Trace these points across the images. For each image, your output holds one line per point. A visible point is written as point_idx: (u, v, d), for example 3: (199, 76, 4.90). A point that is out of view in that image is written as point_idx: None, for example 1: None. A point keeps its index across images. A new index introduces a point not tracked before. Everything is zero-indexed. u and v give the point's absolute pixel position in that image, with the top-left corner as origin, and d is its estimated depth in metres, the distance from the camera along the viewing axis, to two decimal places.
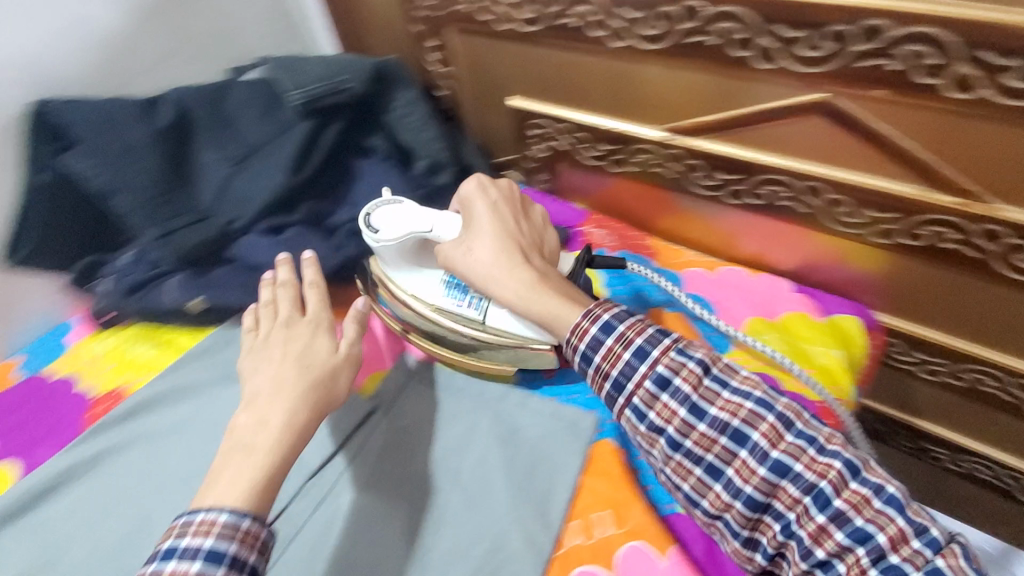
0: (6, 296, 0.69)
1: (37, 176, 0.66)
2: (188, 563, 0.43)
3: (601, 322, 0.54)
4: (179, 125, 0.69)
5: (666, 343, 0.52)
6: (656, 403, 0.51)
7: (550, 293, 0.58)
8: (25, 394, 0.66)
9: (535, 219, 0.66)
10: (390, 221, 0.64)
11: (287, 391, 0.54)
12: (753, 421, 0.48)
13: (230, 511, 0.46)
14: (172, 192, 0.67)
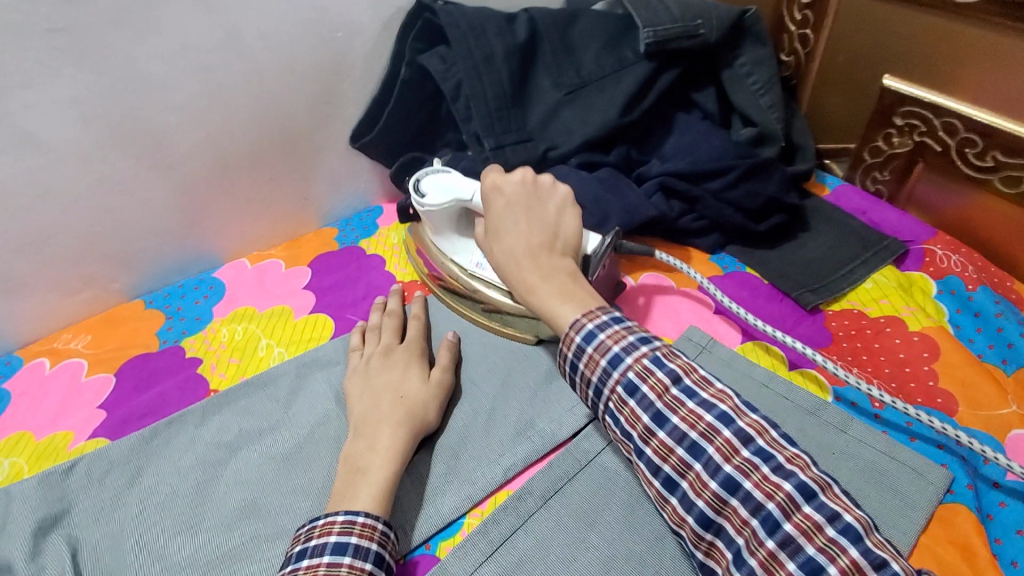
0: (342, 171, 0.77)
1: (401, 70, 0.71)
2: (318, 560, 0.39)
3: (584, 331, 0.44)
4: (530, 44, 0.69)
5: (642, 348, 0.42)
6: (624, 409, 0.42)
7: (549, 302, 0.47)
8: (343, 260, 0.73)
9: (556, 205, 0.54)
10: (436, 185, 0.62)
11: (387, 419, 0.50)
12: (709, 434, 0.39)
13: (345, 510, 0.42)
14: (509, 109, 0.69)
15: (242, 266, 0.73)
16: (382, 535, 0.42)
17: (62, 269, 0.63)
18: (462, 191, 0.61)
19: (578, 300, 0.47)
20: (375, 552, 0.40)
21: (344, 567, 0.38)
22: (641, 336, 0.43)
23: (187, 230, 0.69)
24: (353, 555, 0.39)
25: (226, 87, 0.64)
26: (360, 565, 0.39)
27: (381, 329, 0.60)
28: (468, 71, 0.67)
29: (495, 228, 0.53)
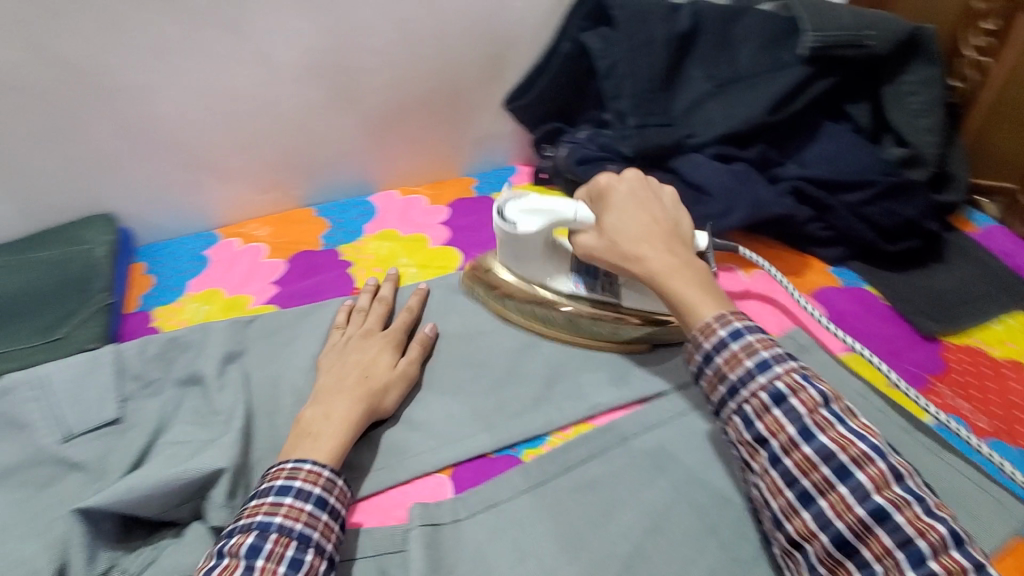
0: (491, 128, 0.86)
1: (563, 44, 0.77)
2: (262, 500, 0.44)
3: (731, 328, 0.46)
4: (690, 35, 0.73)
5: (790, 363, 0.45)
6: (766, 414, 0.43)
7: (686, 292, 0.50)
8: (477, 206, 0.82)
9: (671, 203, 0.57)
10: (525, 211, 0.58)
11: (344, 392, 0.53)
12: (862, 461, 0.40)
13: (293, 458, 0.47)
14: (659, 93, 0.73)
15: (392, 195, 0.84)
16: (326, 481, 0.46)
17: (260, 170, 0.77)
18: (555, 210, 0.57)
19: (714, 294, 0.50)
20: (316, 495, 0.45)
21: (284, 507, 0.43)
22: (785, 351, 0.46)
23: (354, 158, 0.81)
24: (294, 496, 0.44)
25: (415, 39, 0.74)
26: (299, 506, 0.44)
27: (365, 314, 0.63)
28: (627, 52, 0.73)
29: (618, 218, 0.55)
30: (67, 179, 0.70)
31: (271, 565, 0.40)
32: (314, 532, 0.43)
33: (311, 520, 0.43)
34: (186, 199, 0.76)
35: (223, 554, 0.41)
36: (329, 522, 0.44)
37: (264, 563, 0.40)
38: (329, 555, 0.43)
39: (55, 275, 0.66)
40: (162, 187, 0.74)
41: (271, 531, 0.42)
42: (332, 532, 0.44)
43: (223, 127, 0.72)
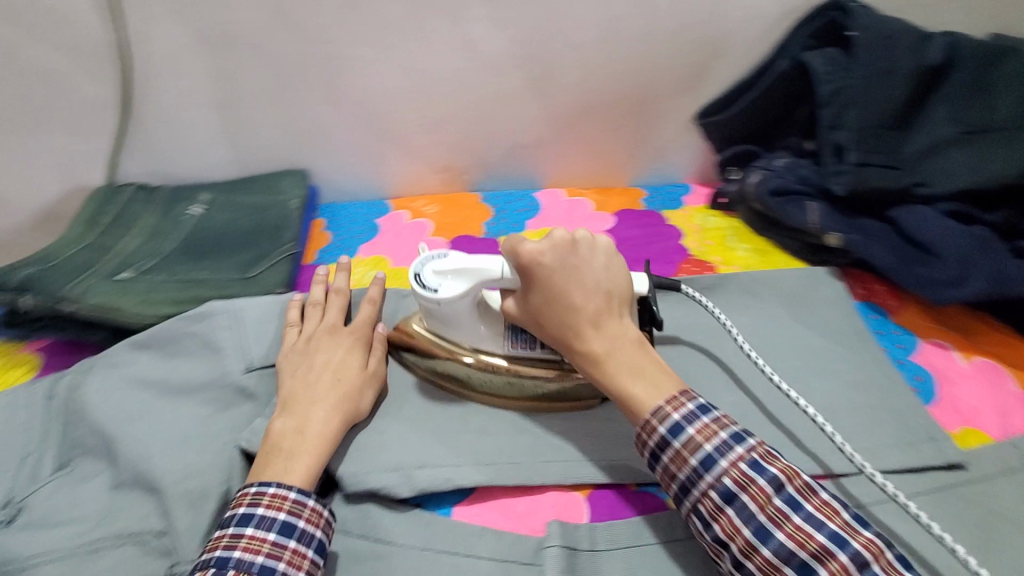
0: (673, 140, 0.80)
1: (781, 62, 0.71)
2: (223, 530, 0.42)
3: (670, 422, 0.43)
4: (942, 70, 0.63)
5: (738, 450, 0.41)
6: (719, 516, 0.40)
7: (628, 386, 0.46)
8: (642, 219, 0.77)
9: (602, 264, 0.49)
10: (449, 269, 0.53)
11: (318, 394, 0.51)
12: (822, 556, 0.37)
13: (258, 480, 0.45)
14: (891, 130, 0.64)
15: (558, 194, 0.82)
16: (294, 503, 0.44)
17: (440, 150, 0.79)
18: (481, 268, 0.51)
19: (654, 383, 0.45)
20: (282, 521, 0.42)
21: (245, 539, 0.41)
22: (733, 433, 0.42)
23: (530, 151, 0.80)
24: (256, 527, 0.42)
25: (618, 40, 0.71)
26: (262, 536, 0.41)
27: (327, 309, 0.60)
28: (859, 81, 0.64)
29: (545, 302, 0.48)
30: (276, 133, 0.76)
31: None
32: (280, 564, 0.41)
33: (274, 550, 0.41)
34: (368, 167, 0.81)
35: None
36: (298, 549, 0.42)
37: None
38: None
39: (255, 218, 0.72)
40: (351, 153, 0.79)
41: (230, 565, 0.40)
42: (306, 559, 0.42)
43: (416, 105, 0.75)
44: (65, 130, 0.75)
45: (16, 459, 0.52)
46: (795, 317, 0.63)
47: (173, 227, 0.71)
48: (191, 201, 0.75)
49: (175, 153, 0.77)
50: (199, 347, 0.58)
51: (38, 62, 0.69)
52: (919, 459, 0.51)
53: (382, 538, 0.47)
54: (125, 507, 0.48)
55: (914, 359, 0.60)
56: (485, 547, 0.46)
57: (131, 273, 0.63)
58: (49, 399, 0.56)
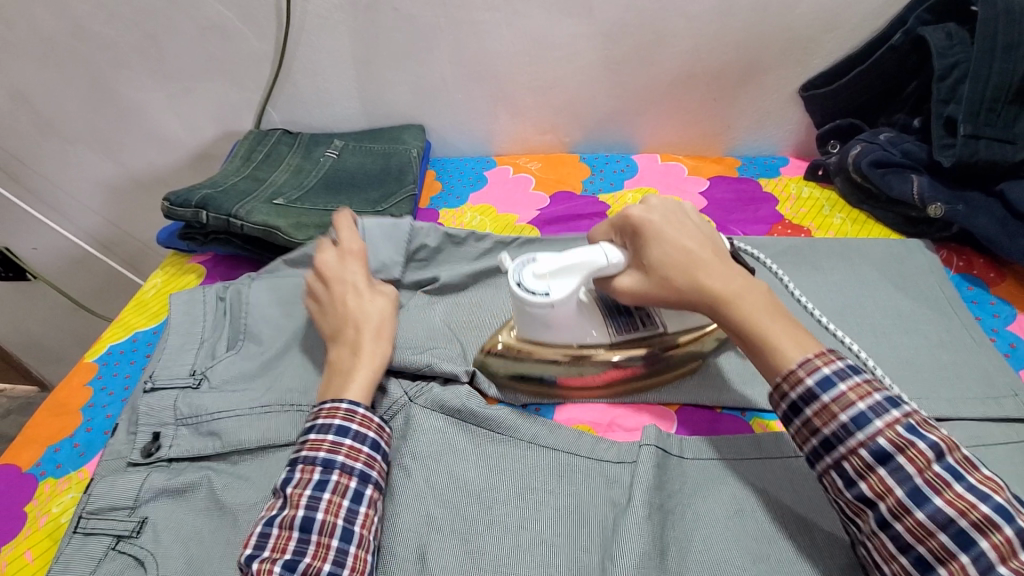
0: (771, 112, 0.83)
1: (895, 35, 0.72)
2: (297, 440, 0.50)
3: (818, 376, 0.43)
4: None
5: (894, 414, 0.40)
6: (868, 474, 0.40)
7: (765, 326, 0.47)
8: (738, 185, 0.81)
9: (702, 225, 0.55)
10: (550, 276, 0.54)
11: (349, 321, 0.58)
12: (982, 526, 0.36)
13: (319, 401, 0.53)
14: (1007, 104, 0.64)
15: (655, 157, 0.86)
16: (346, 412, 0.51)
17: (546, 112, 0.86)
18: (586, 262, 0.53)
19: (791, 329, 0.46)
20: (336, 426, 0.50)
21: (308, 442, 0.49)
22: (888, 396, 0.41)
23: (629, 118, 0.85)
24: (316, 432, 0.49)
25: (729, 10, 0.74)
26: (322, 438, 0.49)
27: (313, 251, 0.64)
28: (979, 55, 0.65)
29: (667, 252, 0.51)
30: (403, 89, 0.85)
31: (299, 490, 0.46)
32: (338, 458, 0.48)
33: (333, 446, 0.49)
34: (480, 125, 0.88)
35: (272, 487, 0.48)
36: (354, 445, 0.49)
37: (294, 488, 0.46)
38: (357, 474, 0.48)
39: (382, 162, 0.82)
40: (465, 111, 0.87)
41: (300, 462, 0.48)
42: (361, 454, 0.49)
43: (531, 68, 0.81)
44: (228, 80, 0.87)
45: (198, 341, 0.63)
46: (890, 281, 0.65)
47: (314, 166, 0.81)
48: (326, 147, 0.85)
49: (315, 104, 0.88)
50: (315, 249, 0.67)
51: (215, 20, 0.81)
52: (1007, 414, 0.53)
53: (497, 429, 0.54)
54: (285, 382, 0.58)
55: (1009, 328, 0.61)
56: (587, 448, 0.53)
57: (284, 201, 0.73)
58: (220, 298, 0.67)
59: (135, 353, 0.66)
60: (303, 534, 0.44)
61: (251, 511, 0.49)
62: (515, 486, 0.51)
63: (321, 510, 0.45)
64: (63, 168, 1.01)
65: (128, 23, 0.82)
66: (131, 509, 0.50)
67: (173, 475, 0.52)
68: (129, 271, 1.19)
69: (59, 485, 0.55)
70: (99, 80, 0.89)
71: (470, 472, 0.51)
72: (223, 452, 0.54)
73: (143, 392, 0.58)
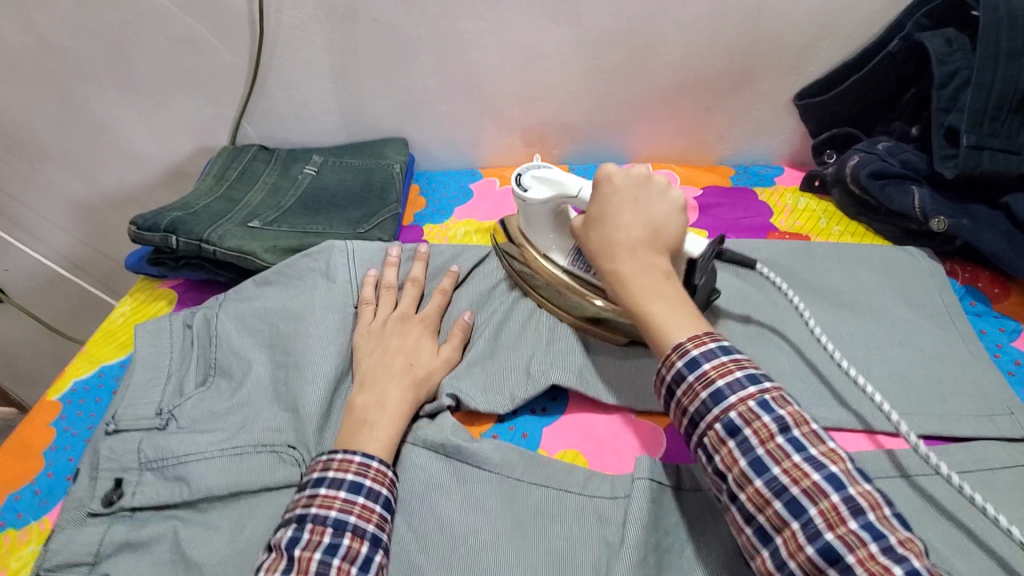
0: (765, 121, 0.80)
1: (892, 41, 0.69)
2: (300, 496, 0.46)
3: (688, 357, 0.43)
4: None
5: (749, 390, 0.41)
6: (721, 447, 0.41)
7: (650, 306, 0.47)
8: (731, 194, 0.78)
9: (662, 206, 0.52)
10: (541, 178, 0.61)
11: (393, 375, 0.55)
12: (813, 494, 0.37)
13: (329, 452, 0.49)
14: (1012, 112, 0.61)
15: (645, 167, 0.83)
16: (359, 466, 0.48)
17: (532, 123, 0.83)
18: (568, 185, 0.59)
19: (675, 314, 0.46)
20: (350, 481, 0.47)
21: (319, 497, 0.45)
22: (749, 373, 0.42)
23: (618, 128, 0.83)
24: (328, 487, 0.46)
25: (721, 18, 0.71)
26: (333, 495, 0.46)
27: (400, 297, 0.62)
28: (982, 61, 0.61)
29: (599, 217, 0.53)
30: (383, 101, 0.82)
31: (309, 553, 0.42)
32: (351, 518, 0.45)
33: (345, 505, 0.45)
34: (464, 137, 0.85)
35: (271, 547, 0.43)
36: (366, 505, 0.46)
37: (302, 552, 0.42)
38: (369, 537, 0.44)
39: (364, 179, 0.78)
40: (449, 123, 0.84)
41: (308, 520, 0.44)
42: (374, 514, 0.46)
43: (516, 78, 0.78)
44: (201, 95, 0.83)
45: (165, 376, 0.59)
46: (891, 294, 0.63)
47: (291, 183, 0.78)
48: (305, 163, 0.82)
49: (293, 119, 0.85)
50: (318, 281, 0.63)
51: (185, 32, 0.77)
52: (1012, 435, 0.51)
53: (485, 466, 0.51)
54: (258, 418, 0.54)
55: (1013, 343, 0.59)
56: (579, 484, 0.50)
57: (259, 222, 0.70)
58: (188, 328, 0.63)
59: (100, 389, 0.63)
60: None
61: (220, 565, 0.46)
62: (502, 532, 0.47)
63: None
64: (32, 188, 0.97)
65: (94, 36, 0.78)
66: (92, 565, 0.47)
67: (136, 527, 0.49)
68: (102, 291, 1.15)
69: (17, 539, 0.51)
70: (66, 96, 0.85)
71: (454, 511, 0.48)
72: (191, 499, 0.50)
73: (105, 434, 0.54)
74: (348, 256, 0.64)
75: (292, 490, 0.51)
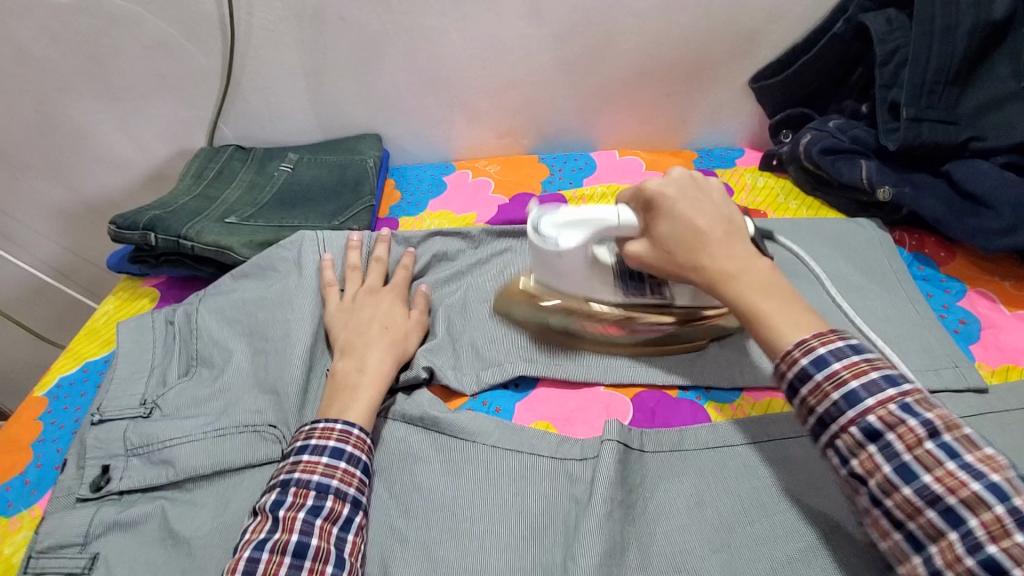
0: (724, 106, 0.84)
1: (837, 23, 0.72)
2: (287, 462, 0.49)
3: (814, 356, 0.41)
4: (1006, 25, 0.63)
5: (889, 391, 0.39)
6: (859, 452, 0.39)
7: (766, 307, 0.46)
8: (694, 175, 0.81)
9: (717, 194, 0.53)
10: (563, 227, 0.56)
11: (372, 341, 0.57)
12: (974, 505, 0.35)
13: (313, 421, 0.51)
14: (947, 85, 0.64)
15: (612, 153, 0.86)
16: (341, 433, 0.50)
17: (501, 115, 0.85)
18: (598, 221, 0.55)
19: (792, 313, 0.45)
20: (331, 447, 0.49)
21: (302, 463, 0.48)
22: (886, 374, 0.40)
23: (583, 117, 0.85)
24: (310, 453, 0.48)
25: (676, 6, 0.74)
26: (316, 460, 0.48)
27: (365, 277, 0.64)
28: (917, 36, 0.65)
29: (673, 224, 0.51)
30: (356, 99, 0.84)
31: (293, 513, 0.45)
32: (334, 482, 0.47)
33: (327, 470, 0.47)
34: (438, 131, 0.88)
35: (257, 511, 0.46)
36: (348, 468, 0.48)
37: (286, 512, 0.45)
38: (350, 499, 0.47)
39: (338, 173, 0.81)
40: (421, 117, 0.86)
41: (292, 484, 0.46)
42: (355, 478, 0.48)
43: (482, 71, 0.81)
44: (178, 98, 0.85)
45: (149, 368, 0.61)
46: (843, 260, 0.66)
47: (268, 181, 0.80)
48: (281, 161, 0.84)
49: (269, 119, 0.87)
50: (291, 272, 0.65)
51: (159, 37, 0.79)
52: (955, 386, 0.54)
53: (460, 435, 0.53)
54: (239, 403, 0.56)
55: (959, 303, 0.62)
56: (552, 447, 0.52)
57: (236, 218, 0.72)
58: (169, 323, 0.65)
59: (85, 384, 0.65)
60: (296, 560, 0.43)
61: (207, 538, 0.48)
62: (478, 492, 0.50)
63: (315, 535, 0.44)
64: (14, 197, 0.98)
65: (70, 44, 0.80)
66: (82, 545, 0.49)
67: (123, 508, 0.51)
68: (90, 298, 1.16)
69: (10, 526, 0.53)
70: (44, 104, 0.86)
71: (431, 479, 0.51)
72: (177, 480, 0.52)
73: (90, 424, 0.56)
74: (321, 247, 0.66)
75: (274, 466, 0.53)
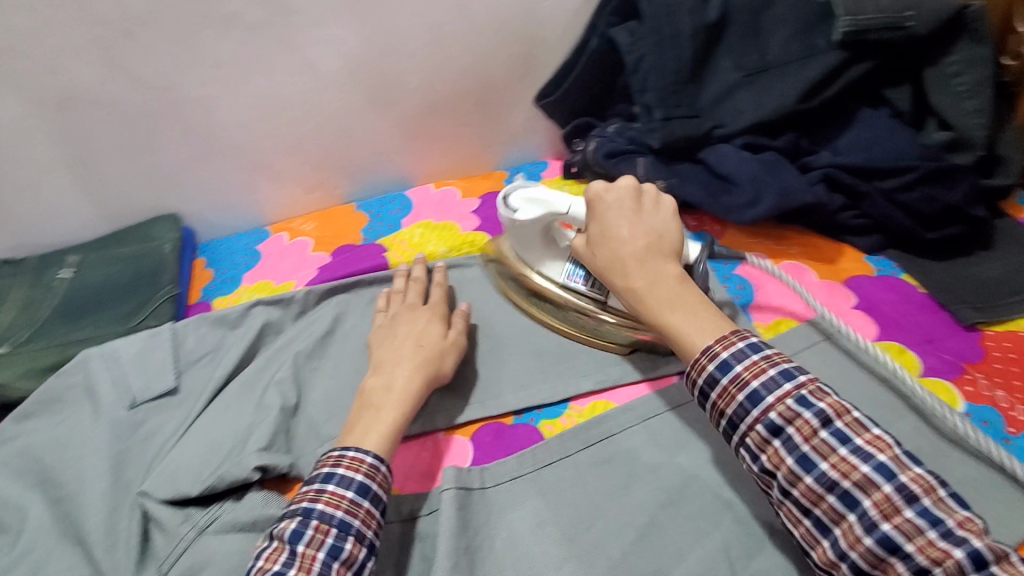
0: (520, 126, 0.88)
1: (592, 40, 0.80)
2: (314, 488, 0.47)
3: (719, 361, 0.46)
4: (720, 26, 0.73)
5: (785, 386, 0.44)
6: (766, 447, 0.43)
7: (672, 319, 0.50)
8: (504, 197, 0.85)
9: (655, 211, 0.57)
10: (525, 200, 0.62)
11: (409, 361, 0.57)
12: (866, 487, 0.40)
13: (355, 448, 0.49)
14: (686, 84, 0.73)
15: (427, 187, 0.88)
16: (370, 466, 0.48)
17: (307, 171, 0.83)
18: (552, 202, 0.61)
19: (700, 322, 0.49)
20: (359, 482, 0.47)
21: (326, 494, 0.46)
22: (782, 369, 0.45)
23: (389, 158, 0.86)
24: (337, 484, 0.47)
25: (449, 42, 0.77)
26: (341, 493, 0.46)
27: (407, 291, 0.66)
28: (653, 46, 0.74)
29: (602, 234, 0.56)
30: (140, 184, 0.77)
31: (312, 551, 0.43)
32: (355, 520, 0.45)
33: (351, 506, 0.46)
34: (243, 199, 0.83)
35: (273, 536, 0.45)
36: (370, 509, 0.47)
37: (304, 549, 0.43)
38: (369, 543, 0.45)
39: (132, 268, 0.73)
40: (220, 188, 0.81)
41: (313, 518, 0.45)
42: (375, 518, 0.46)
43: (274, 132, 0.78)
44: None
45: None
46: None
47: (45, 294, 0.71)
48: (59, 267, 0.74)
49: (40, 223, 0.77)
50: (82, 399, 0.59)
51: None
52: None
53: None
54: (43, 566, 0.49)
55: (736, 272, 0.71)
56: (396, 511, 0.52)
57: (7, 348, 0.65)
58: None
59: None
60: None
61: None
62: None
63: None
64: None
65: None
66: None
67: None
68: None
69: None
70: None
71: None
72: None
73: None
74: (106, 361, 0.61)
75: None
